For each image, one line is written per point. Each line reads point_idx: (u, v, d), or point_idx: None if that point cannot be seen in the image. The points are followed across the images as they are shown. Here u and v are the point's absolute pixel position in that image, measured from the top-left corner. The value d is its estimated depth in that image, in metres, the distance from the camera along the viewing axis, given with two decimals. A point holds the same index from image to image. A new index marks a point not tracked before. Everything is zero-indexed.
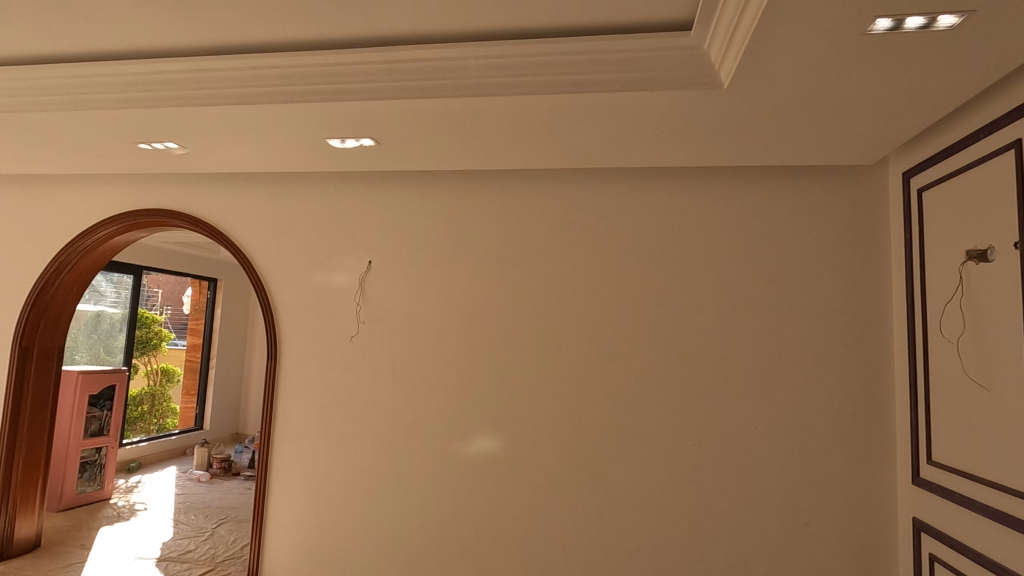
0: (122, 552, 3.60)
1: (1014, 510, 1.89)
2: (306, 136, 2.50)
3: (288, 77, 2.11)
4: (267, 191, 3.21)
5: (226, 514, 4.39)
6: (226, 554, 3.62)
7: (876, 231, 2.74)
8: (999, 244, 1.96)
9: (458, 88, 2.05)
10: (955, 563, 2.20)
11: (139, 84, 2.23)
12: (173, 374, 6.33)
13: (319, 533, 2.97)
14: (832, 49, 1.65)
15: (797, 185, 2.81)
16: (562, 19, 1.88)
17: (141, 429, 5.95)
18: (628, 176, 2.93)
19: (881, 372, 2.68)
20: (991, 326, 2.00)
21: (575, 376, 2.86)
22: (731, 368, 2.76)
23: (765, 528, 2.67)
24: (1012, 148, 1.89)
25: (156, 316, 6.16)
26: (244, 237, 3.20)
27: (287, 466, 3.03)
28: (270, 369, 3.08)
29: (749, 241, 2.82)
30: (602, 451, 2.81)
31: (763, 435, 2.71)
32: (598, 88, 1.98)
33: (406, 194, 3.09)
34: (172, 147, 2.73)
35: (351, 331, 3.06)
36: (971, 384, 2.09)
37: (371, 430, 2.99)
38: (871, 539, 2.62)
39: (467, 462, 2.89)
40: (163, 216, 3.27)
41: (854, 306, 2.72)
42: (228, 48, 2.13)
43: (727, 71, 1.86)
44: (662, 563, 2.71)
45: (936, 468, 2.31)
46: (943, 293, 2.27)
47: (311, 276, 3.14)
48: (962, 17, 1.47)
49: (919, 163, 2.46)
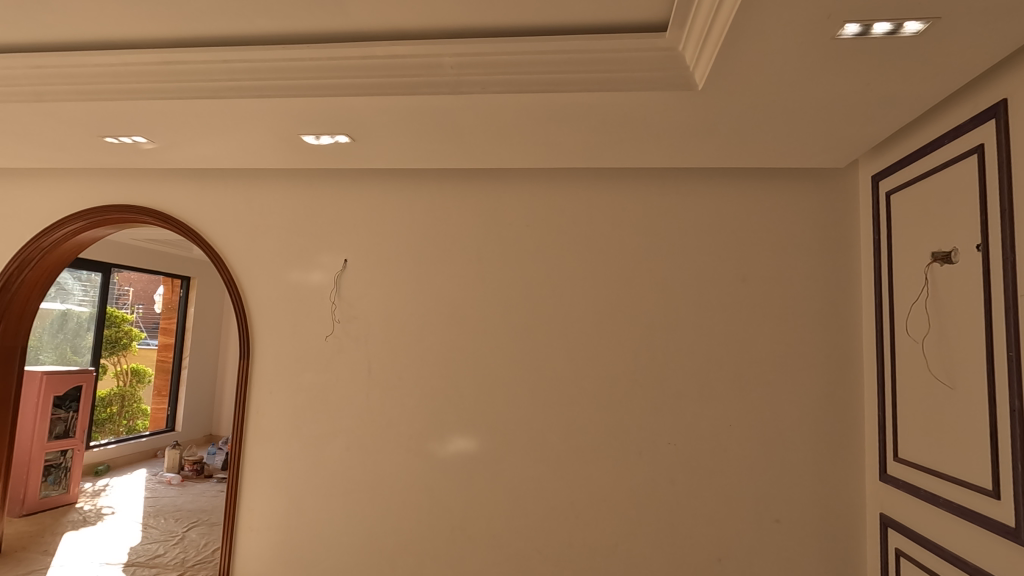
0: (88, 558, 3.50)
1: (975, 505, 1.94)
2: (279, 132, 2.46)
3: (261, 72, 2.08)
4: (240, 187, 3.15)
5: (198, 517, 4.29)
6: (196, 558, 3.54)
7: (846, 234, 2.79)
8: (962, 246, 2.01)
9: (433, 86, 2.03)
10: (920, 558, 2.25)
11: (104, 74, 2.16)
12: (144, 374, 6.21)
13: (292, 534, 2.92)
14: (803, 53, 1.67)
15: (771, 187, 2.86)
16: (538, 18, 1.87)
17: (110, 431, 5.80)
18: (604, 177, 2.94)
19: (850, 370, 2.73)
20: (953, 326, 2.06)
21: (552, 376, 2.86)
22: (707, 368, 2.79)
23: (738, 526, 2.71)
24: (975, 153, 1.94)
25: (126, 315, 6.01)
26: (216, 234, 3.14)
27: (260, 466, 2.98)
28: (244, 368, 3.02)
29: (724, 242, 2.85)
30: (577, 450, 2.81)
31: (737, 434, 2.75)
32: (574, 88, 1.98)
33: (382, 192, 3.06)
34: (140, 142, 2.66)
35: (326, 331, 3.02)
36: (935, 382, 2.15)
37: (346, 430, 2.95)
38: (840, 535, 2.66)
39: (444, 463, 2.87)
40: (131, 212, 3.18)
41: (825, 307, 2.77)
42: (198, 41, 2.08)
43: (701, 73, 1.88)
44: (637, 562, 2.73)
45: (902, 465, 2.37)
46: (910, 294, 2.33)
47: (285, 274, 3.08)
48: (927, 24, 1.50)
49: (887, 167, 2.52)
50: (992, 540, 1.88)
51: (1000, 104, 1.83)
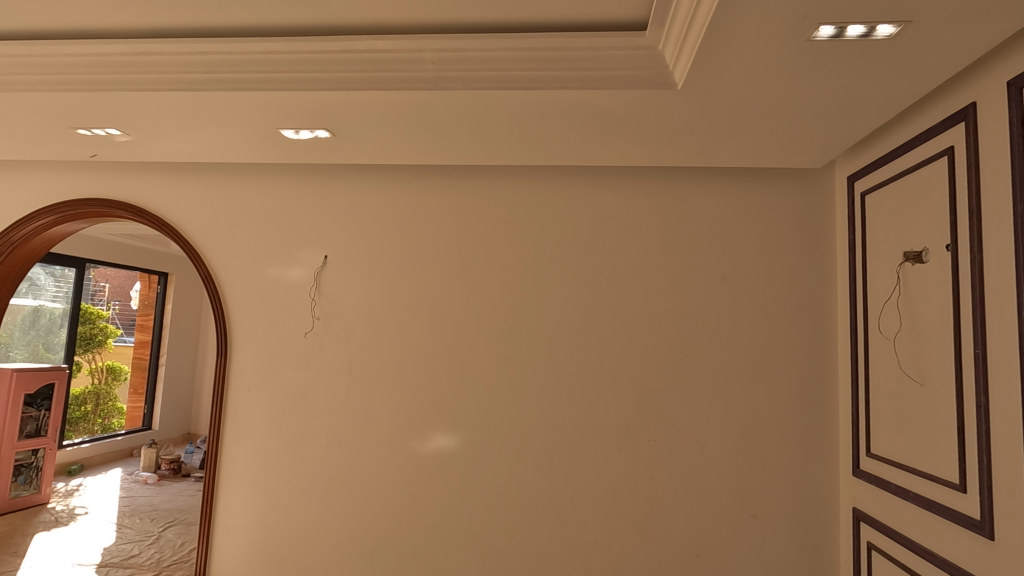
0: (59, 560, 3.42)
1: (942, 498, 2.00)
2: (258, 126, 2.42)
3: (238, 64, 2.04)
4: (218, 181, 3.10)
5: (174, 517, 4.22)
6: (172, 558, 3.49)
7: (823, 234, 2.84)
8: (932, 246, 2.06)
9: (414, 82, 2.02)
10: (891, 551, 2.30)
11: (76, 65, 2.11)
12: (120, 372, 6.07)
13: (270, 533, 2.89)
14: (779, 54, 1.70)
15: (749, 186, 2.89)
16: (520, 15, 1.87)
17: (84, 430, 5.65)
18: (586, 175, 2.96)
19: (826, 368, 2.78)
20: (924, 324, 2.10)
21: (533, 374, 2.87)
22: (686, 365, 2.82)
23: (716, 520, 2.74)
24: (945, 155, 1.99)
25: (101, 312, 5.86)
26: (193, 230, 3.09)
27: (237, 465, 2.94)
28: (221, 366, 2.98)
29: (704, 241, 2.88)
30: (558, 447, 2.82)
31: (715, 431, 2.78)
32: (556, 86, 1.99)
33: (363, 188, 3.03)
34: (115, 134, 2.60)
35: (306, 327, 2.99)
36: (906, 380, 2.20)
37: (326, 428, 2.92)
38: (815, 530, 2.71)
39: (425, 461, 2.86)
40: (105, 206, 3.11)
41: (802, 306, 2.81)
42: (173, 32, 2.04)
43: (680, 72, 1.89)
44: (617, 558, 2.75)
45: (874, 460, 2.42)
46: (883, 293, 2.38)
47: (264, 270, 3.04)
48: (899, 27, 1.53)
49: (862, 168, 2.56)
50: (959, 534, 1.93)
51: (970, 107, 1.87)
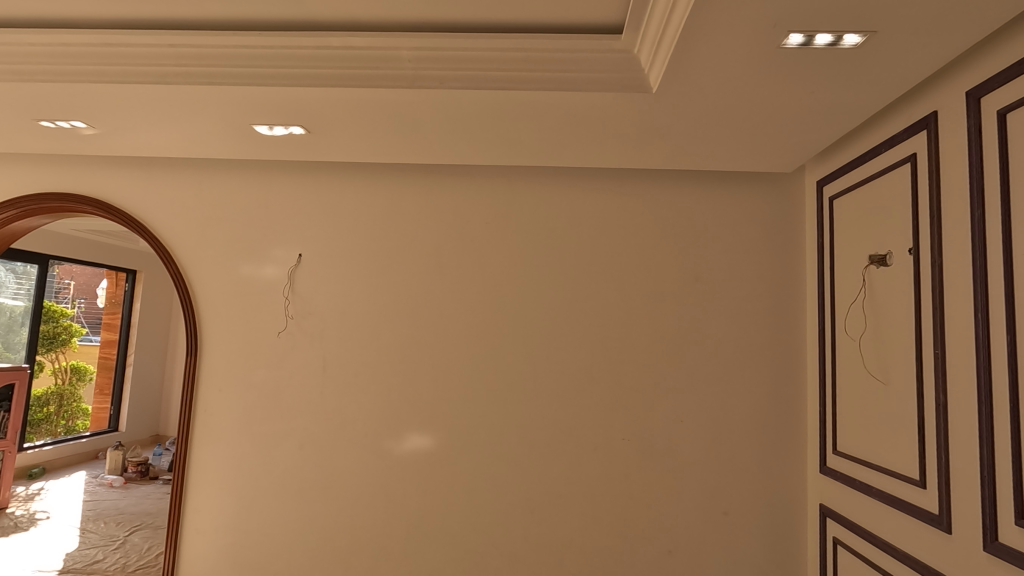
0: (18, 566, 3.31)
1: (903, 494, 2.06)
2: (230, 121, 2.38)
3: (210, 58, 2.00)
4: (189, 176, 3.03)
5: (141, 520, 4.12)
6: (138, 563, 3.40)
7: (792, 237, 2.90)
8: (896, 250, 2.13)
9: (391, 79, 2.01)
10: (856, 546, 2.36)
11: (40, 54, 2.04)
12: (85, 372, 5.89)
13: (240, 536, 2.84)
14: (750, 61, 1.74)
15: (723, 189, 2.94)
16: (497, 15, 1.88)
17: (46, 432, 5.46)
18: (563, 176, 2.97)
19: (796, 368, 2.84)
20: (887, 325, 2.17)
21: (509, 373, 2.88)
22: (661, 365, 2.86)
23: (689, 518, 2.78)
24: (908, 162, 2.06)
25: (66, 310, 5.67)
26: (163, 227, 3.02)
27: (207, 466, 2.88)
28: (191, 366, 2.92)
29: (679, 243, 2.92)
30: (534, 447, 2.83)
31: (688, 429, 2.82)
32: (533, 87, 1.99)
33: (338, 186, 3.00)
34: (80, 127, 2.53)
35: (279, 327, 2.95)
36: (871, 379, 2.27)
37: (300, 429, 2.88)
38: (783, 526, 2.77)
39: (400, 461, 2.84)
40: (69, 201, 3.01)
41: (773, 307, 2.87)
42: (142, 24, 1.99)
43: (655, 76, 1.91)
44: (592, 557, 2.77)
45: (841, 458, 2.48)
46: (849, 295, 2.45)
47: (236, 268, 2.99)
48: (864, 37, 1.58)
49: (830, 173, 2.63)
50: (919, 527, 1.99)
51: (931, 116, 1.94)
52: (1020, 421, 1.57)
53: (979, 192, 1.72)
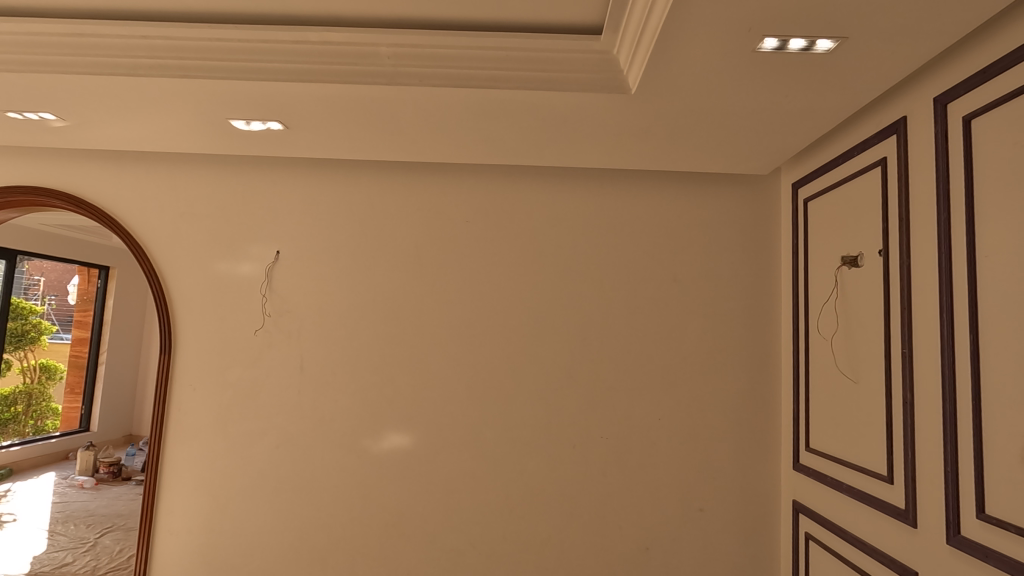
0: None
1: (872, 490, 2.11)
2: (205, 116, 2.34)
3: (184, 51, 1.97)
4: (162, 171, 2.97)
5: (112, 522, 4.03)
6: (108, 566, 3.33)
7: (768, 238, 2.95)
8: (866, 251, 2.17)
9: (370, 76, 1.99)
10: (827, 541, 2.42)
11: (6, 43, 1.98)
12: (54, 370, 5.75)
13: (214, 537, 2.80)
14: (726, 63, 1.76)
15: (701, 190, 2.98)
16: (477, 13, 1.88)
17: (14, 432, 5.30)
18: (543, 176, 2.98)
19: (770, 366, 2.89)
20: (858, 325, 2.22)
21: (489, 372, 2.88)
22: (638, 364, 2.89)
23: (665, 514, 2.81)
24: (878, 165, 2.11)
25: (35, 307, 5.53)
26: (135, 222, 2.95)
27: (181, 466, 2.84)
28: (164, 364, 2.86)
29: (657, 243, 2.95)
30: (512, 445, 2.84)
31: (665, 427, 2.85)
32: (513, 86, 2.00)
33: (317, 183, 2.97)
34: (48, 119, 2.46)
35: (256, 324, 2.91)
36: (842, 378, 2.32)
37: (276, 427, 2.85)
38: (757, 522, 2.82)
39: (378, 460, 2.83)
40: (37, 194, 2.94)
41: (749, 307, 2.92)
42: (113, 14, 1.95)
43: (634, 77, 1.92)
44: (569, 554, 2.79)
45: (813, 454, 2.53)
46: (822, 295, 2.50)
47: (212, 264, 2.94)
48: (836, 43, 1.62)
49: (805, 175, 2.68)
50: (886, 521, 2.05)
51: (901, 121, 1.99)
52: (982, 418, 1.63)
53: (944, 195, 1.77)
